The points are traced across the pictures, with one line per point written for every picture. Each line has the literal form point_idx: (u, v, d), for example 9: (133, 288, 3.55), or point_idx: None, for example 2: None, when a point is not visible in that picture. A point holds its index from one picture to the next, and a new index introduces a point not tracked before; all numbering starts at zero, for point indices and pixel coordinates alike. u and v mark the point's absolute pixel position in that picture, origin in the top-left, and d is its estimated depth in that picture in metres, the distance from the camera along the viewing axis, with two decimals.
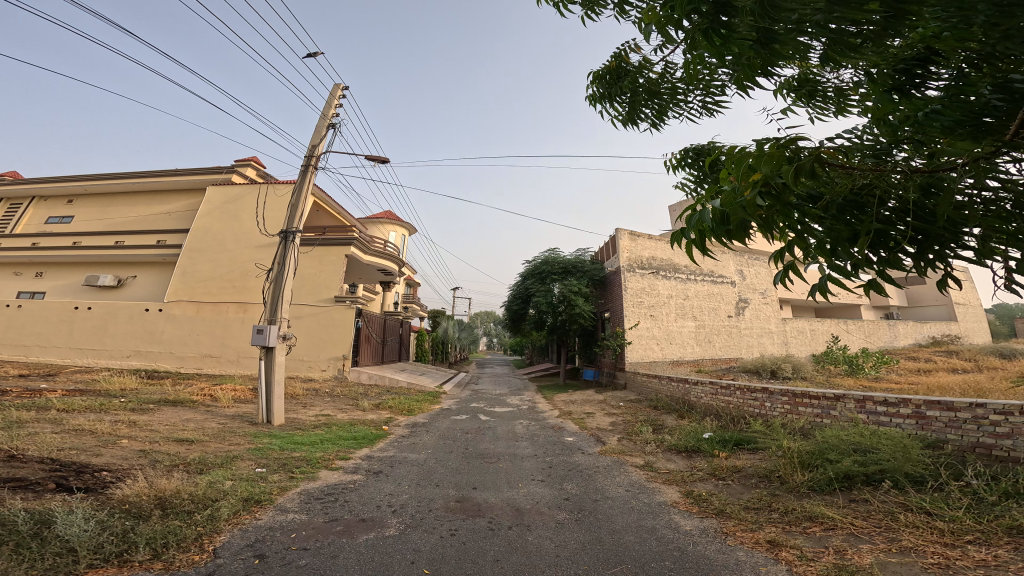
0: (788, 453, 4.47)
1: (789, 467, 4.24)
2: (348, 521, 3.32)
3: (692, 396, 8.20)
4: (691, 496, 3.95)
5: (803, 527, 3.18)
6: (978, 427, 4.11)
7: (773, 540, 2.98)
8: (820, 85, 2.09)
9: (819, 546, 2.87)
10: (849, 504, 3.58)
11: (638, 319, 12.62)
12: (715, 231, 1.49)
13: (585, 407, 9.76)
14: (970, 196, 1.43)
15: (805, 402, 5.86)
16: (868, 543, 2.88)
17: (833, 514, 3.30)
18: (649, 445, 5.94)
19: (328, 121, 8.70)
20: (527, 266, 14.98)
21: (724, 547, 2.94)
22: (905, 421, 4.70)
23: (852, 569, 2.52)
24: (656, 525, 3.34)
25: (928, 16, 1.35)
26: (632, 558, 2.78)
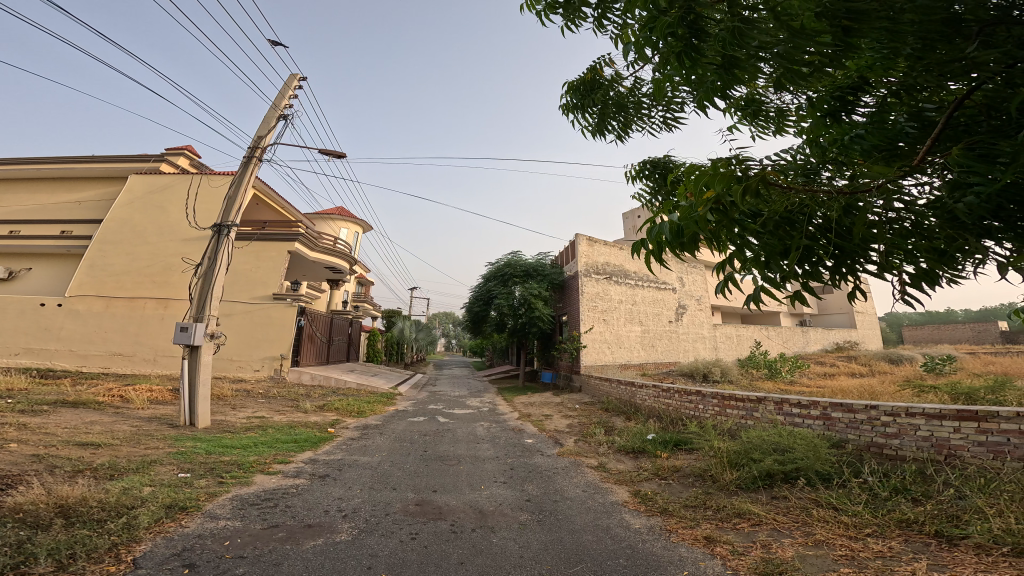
0: (720, 453, 4.73)
1: (720, 467, 4.50)
2: (293, 527, 3.19)
3: (638, 398, 8.50)
4: (639, 495, 4.09)
5: (733, 523, 3.39)
6: (872, 428, 4.54)
7: (709, 535, 3.15)
8: (764, 105, 2.23)
9: (748, 541, 3.06)
10: (770, 500, 3.84)
11: (593, 323, 12.91)
12: (671, 244, 1.56)
13: (539, 410, 9.81)
14: (879, 218, 1.57)
15: (732, 404, 6.21)
16: (788, 537, 3.12)
17: (758, 511, 3.53)
18: (600, 446, 6.10)
19: (279, 112, 8.31)
20: (490, 268, 14.94)
21: (669, 544, 3.07)
22: (815, 422, 5.09)
23: (778, 562, 2.71)
24: (611, 524, 3.43)
25: (870, 53, 1.51)
26: (591, 556, 2.85)
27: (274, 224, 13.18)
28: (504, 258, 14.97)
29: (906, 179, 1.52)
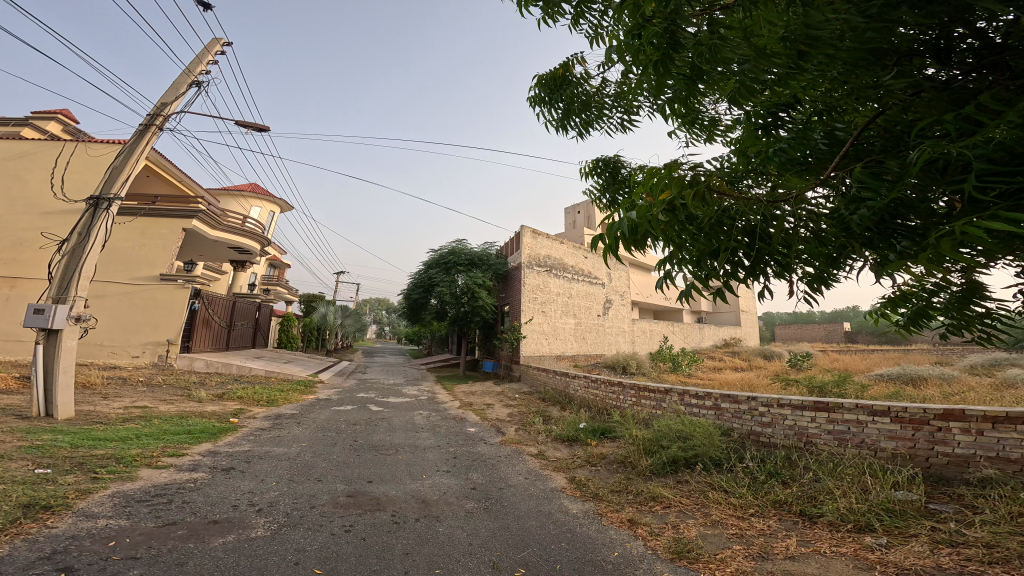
0: (637, 442, 4.99)
1: (637, 454, 4.76)
2: (196, 524, 2.94)
3: (571, 388, 8.75)
4: (575, 481, 4.23)
5: (649, 506, 3.60)
6: (750, 418, 5.05)
7: (633, 518, 3.34)
8: (702, 114, 2.36)
9: (662, 522, 3.28)
10: (677, 484, 4.13)
11: (533, 314, 13.06)
12: (627, 240, 1.61)
13: (478, 399, 9.76)
14: (792, 226, 1.66)
15: (647, 395, 6.57)
16: (692, 518, 3.37)
17: (670, 495, 3.77)
18: (538, 435, 6.19)
19: (193, 78, 7.56)
20: (432, 255, 14.55)
21: (601, 527, 3.21)
22: (708, 412, 5.54)
23: (687, 541, 2.93)
24: (551, 510, 3.52)
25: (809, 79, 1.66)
26: (537, 541, 2.93)
27: (166, 198, 11.78)
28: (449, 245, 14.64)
29: (810, 191, 1.61)
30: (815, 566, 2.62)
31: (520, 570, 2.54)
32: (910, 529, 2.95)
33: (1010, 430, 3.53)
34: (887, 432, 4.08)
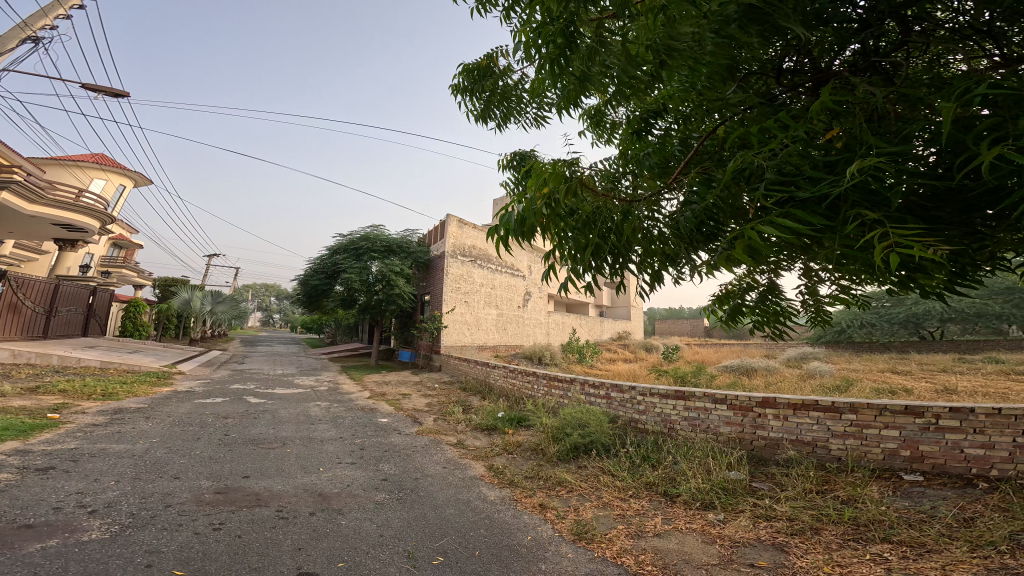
0: (547, 429, 5.16)
1: (547, 441, 4.91)
2: (1, 530, 2.55)
3: (492, 378, 8.80)
4: (493, 469, 4.29)
5: (556, 490, 3.75)
6: (630, 407, 5.43)
7: (544, 503, 3.45)
8: (605, 117, 2.44)
9: (568, 505, 3.43)
10: (579, 468, 4.32)
11: (455, 304, 12.98)
12: (520, 229, 1.64)
13: (394, 389, 9.52)
14: (649, 225, 1.70)
15: (557, 383, 6.78)
16: (590, 500, 3.55)
17: (574, 479, 3.94)
18: (460, 425, 6.18)
19: (30, 33, 6.60)
20: (340, 240, 13.81)
21: (517, 512, 3.29)
22: (601, 400, 5.84)
23: (594, 526, 3.05)
24: (470, 498, 3.55)
25: (680, 88, 1.86)
26: (456, 529, 2.94)
27: None
28: (362, 231, 13.96)
29: (660, 195, 1.68)
30: (674, 541, 2.89)
31: (438, 559, 2.54)
32: (739, 505, 3.32)
33: (805, 416, 4.16)
34: (725, 419, 4.59)
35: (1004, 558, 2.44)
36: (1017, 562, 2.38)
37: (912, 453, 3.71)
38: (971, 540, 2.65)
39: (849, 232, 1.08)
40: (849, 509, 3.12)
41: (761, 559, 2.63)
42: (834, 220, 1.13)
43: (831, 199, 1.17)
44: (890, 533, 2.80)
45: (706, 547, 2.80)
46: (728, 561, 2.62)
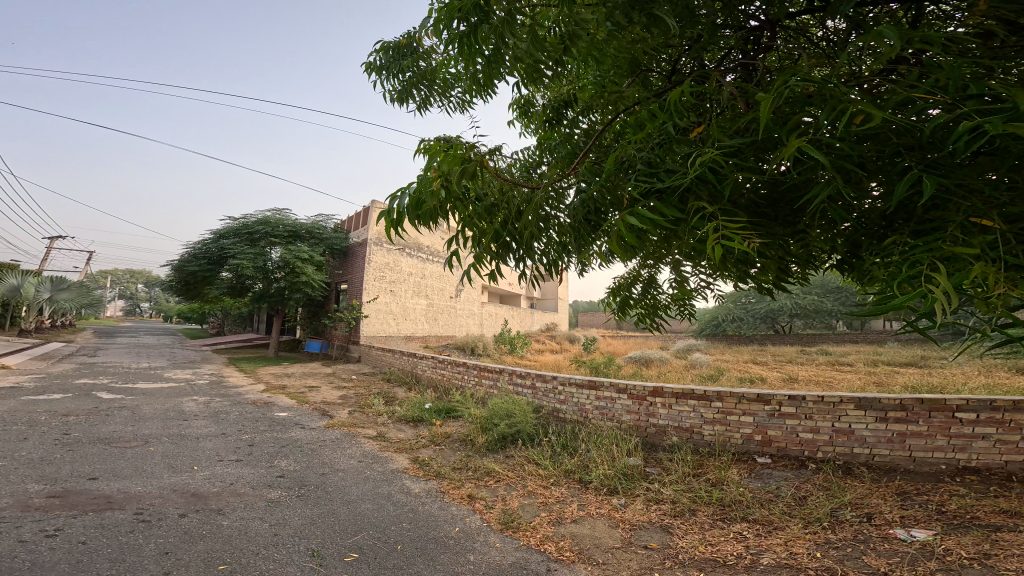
0: (476, 420, 5.17)
1: (476, 431, 4.94)
2: None
3: (419, 369, 8.70)
4: (418, 461, 4.24)
5: (483, 481, 3.77)
6: (550, 397, 5.61)
7: (473, 493, 3.46)
8: (530, 107, 2.43)
9: (496, 495, 3.47)
10: (508, 458, 4.37)
11: (378, 293, 12.66)
12: (420, 209, 1.49)
13: (300, 381, 9.17)
14: (551, 215, 1.65)
15: (487, 373, 6.78)
16: (517, 489, 3.62)
17: (501, 469, 4.00)
18: (381, 417, 6.05)
19: None
20: (226, 224, 12.73)
21: (444, 504, 3.29)
22: (527, 389, 5.95)
23: (522, 517, 3.07)
24: (390, 491, 3.50)
25: (592, 83, 2.02)
26: (373, 524, 2.90)
27: None
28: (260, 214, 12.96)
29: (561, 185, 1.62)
30: (588, 526, 3.01)
31: (351, 556, 2.49)
32: (636, 489, 3.52)
33: (685, 404, 4.52)
34: (625, 408, 4.87)
35: (827, 533, 2.82)
36: (836, 537, 2.77)
37: (761, 437, 4.23)
38: (804, 517, 3.01)
39: (694, 223, 1.11)
40: (716, 491, 3.41)
41: (653, 541, 2.81)
42: (685, 213, 1.17)
43: (682, 192, 1.21)
44: (747, 512, 3.10)
45: (612, 531, 2.95)
46: (627, 544, 2.77)
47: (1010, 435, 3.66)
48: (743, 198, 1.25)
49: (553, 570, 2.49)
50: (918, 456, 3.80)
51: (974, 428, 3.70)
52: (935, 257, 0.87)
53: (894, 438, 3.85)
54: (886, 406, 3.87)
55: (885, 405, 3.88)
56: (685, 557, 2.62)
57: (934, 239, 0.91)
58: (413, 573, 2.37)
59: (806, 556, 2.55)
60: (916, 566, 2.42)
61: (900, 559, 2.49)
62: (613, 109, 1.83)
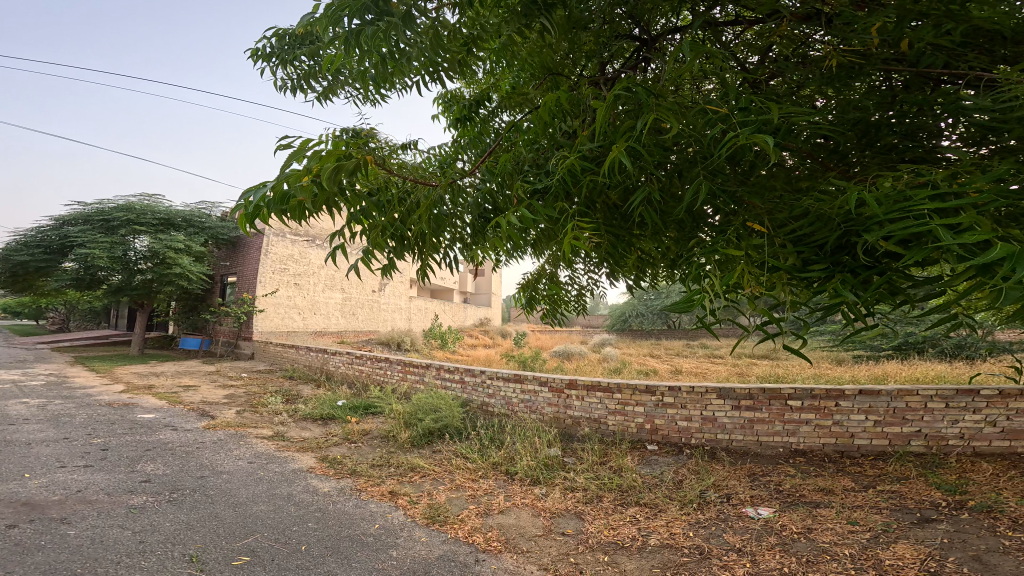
0: (400, 416, 5.09)
1: (399, 427, 4.85)
2: None
3: (331, 365, 8.41)
4: (327, 460, 4.10)
5: (410, 477, 3.73)
6: (477, 392, 5.65)
7: (395, 490, 3.41)
8: (457, 96, 2.42)
9: (421, 491, 3.44)
10: (434, 453, 4.32)
11: (278, 286, 12.10)
12: (294, 202, 1.33)
13: (171, 381, 8.42)
14: (452, 212, 1.66)
15: (412, 369, 6.69)
16: (444, 484, 3.60)
17: (427, 464, 3.96)
18: (281, 416, 5.77)
19: None
20: (71, 210, 11.40)
21: (361, 502, 3.22)
22: (457, 384, 5.92)
23: (448, 513, 3.04)
24: (293, 492, 3.37)
25: (511, 83, 2.12)
26: (268, 526, 2.78)
27: None
28: (118, 200, 11.67)
29: (462, 179, 1.64)
30: (519, 516, 3.07)
31: (240, 559, 2.38)
32: (555, 478, 3.63)
33: (594, 396, 4.74)
34: (547, 400, 5.01)
35: (698, 513, 3.08)
36: (704, 516, 3.03)
37: (649, 425, 4.51)
38: (680, 499, 3.25)
39: (562, 221, 1.28)
40: (617, 477, 3.60)
41: (570, 527, 2.92)
42: (557, 215, 1.31)
43: (557, 191, 1.37)
44: (639, 497, 3.29)
45: (535, 520, 3.02)
46: (548, 532, 2.86)
47: (825, 420, 4.13)
48: (608, 201, 1.38)
49: (480, 560, 2.51)
50: (763, 440, 4.23)
51: (800, 414, 4.16)
52: (718, 260, 1.03)
53: (745, 424, 4.26)
54: (739, 395, 4.27)
55: (738, 394, 4.27)
56: (594, 541, 2.74)
57: (719, 241, 1.07)
58: (325, 571, 2.32)
59: (682, 535, 2.79)
60: (761, 541, 2.72)
61: (749, 535, 2.78)
62: (527, 110, 1.87)
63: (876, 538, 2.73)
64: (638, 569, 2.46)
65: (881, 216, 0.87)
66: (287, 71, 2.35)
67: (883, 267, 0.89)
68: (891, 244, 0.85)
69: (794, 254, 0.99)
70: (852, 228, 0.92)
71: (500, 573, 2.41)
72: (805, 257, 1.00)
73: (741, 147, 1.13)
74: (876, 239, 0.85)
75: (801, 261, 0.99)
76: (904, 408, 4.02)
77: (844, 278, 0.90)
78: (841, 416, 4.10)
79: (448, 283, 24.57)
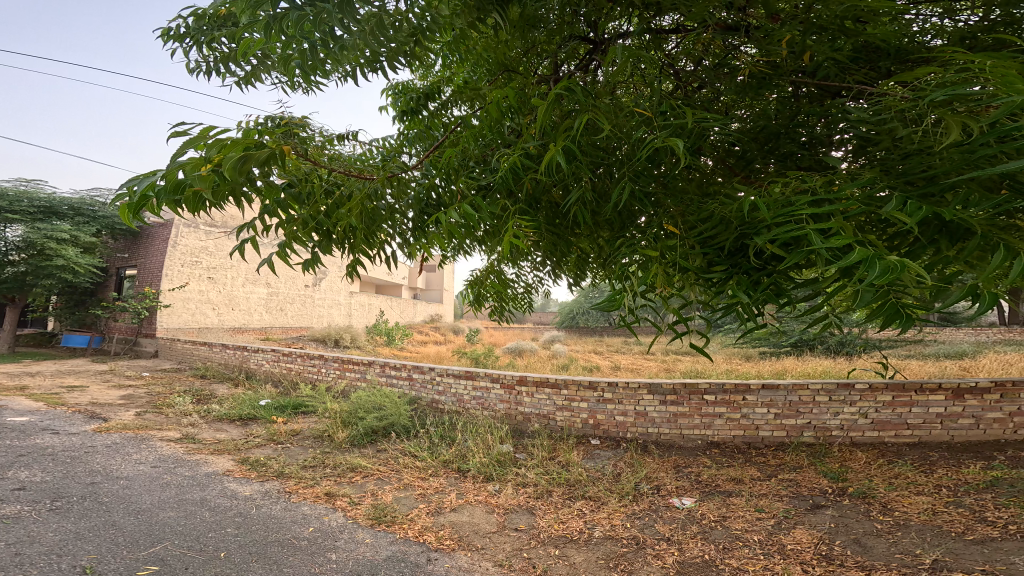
0: (335, 415, 4.97)
1: (336, 427, 4.73)
2: None
3: (252, 363, 8.07)
4: (248, 462, 3.94)
5: (348, 477, 3.65)
6: (426, 389, 5.60)
7: (330, 491, 3.33)
8: (407, 86, 2.38)
9: (361, 491, 3.37)
10: (376, 453, 4.25)
11: (188, 279, 11.45)
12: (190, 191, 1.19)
13: (49, 381, 7.65)
14: (393, 206, 1.66)
15: (350, 366, 6.57)
16: (389, 483, 3.55)
17: (368, 463, 3.89)
18: (190, 418, 5.45)
19: None
20: None
21: (290, 504, 3.12)
22: (404, 381, 5.85)
23: (388, 512, 2.99)
24: (206, 497, 3.22)
25: (463, 78, 2.12)
26: (177, 532, 2.65)
27: None
28: None
29: (404, 171, 1.62)
30: (471, 513, 3.07)
31: (146, 568, 2.27)
32: (510, 475, 3.65)
33: (544, 391, 4.79)
34: (499, 396, 5.03)
35: (633, 504, 3.19)
36: (638, 507, 3.14)
37: (592, 420, 4.62)
38: (619, 491, 3.35)
39: (503, 219, 1.30)
40: (565, 472, 3.66)
41: (522, 523, 2.94)
42: (497, 211, 1.34)
43: (498, 187, 1.38)
44: (585, 490, 3.36)
45: (488, 516, 3.03)
46: (502, 528, 2.87)
47: (735, 413, 4.37)
48: (546, 199, 1.41)
49: (432, 559, 2.49)
50: (685, 432, 4.43)
51: (714, 408, 4.38)
52: (639, 260, 1.08)
53: (671, 418, 4.45)
54: (666, 390, 4.45)
55: (665, 389, 4.46)
56: (546, 536, 2.77)
57: (639, 242, 1.12)
58: None
59: (622, 526, 2.87)
60: (686, 529, 2.85)
61: (677, 524, 2.90)
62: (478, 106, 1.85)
63: (779, 524, 2.91)
64: (586, 562, 2.51)
65: (768, 220, 0.94)
66: (207, 53, 2.21)
67: (770, 270, 0.97)
68: (776, 247, 0.92)
69: (700, 255, 1.05)
70: (746, 231, 0.99)
71: (453, 571, 2.40)
72: (709, 258, 1.07)
73: (664, 151, 1.18)
74: (763, 242, 0.91)
75: (705, 262, 1.06)
76: (798, 401, 4.33)
77: (740, 279, 0.98)
78: (749, 410, 4.35)
79: (393, 279, 24.11)
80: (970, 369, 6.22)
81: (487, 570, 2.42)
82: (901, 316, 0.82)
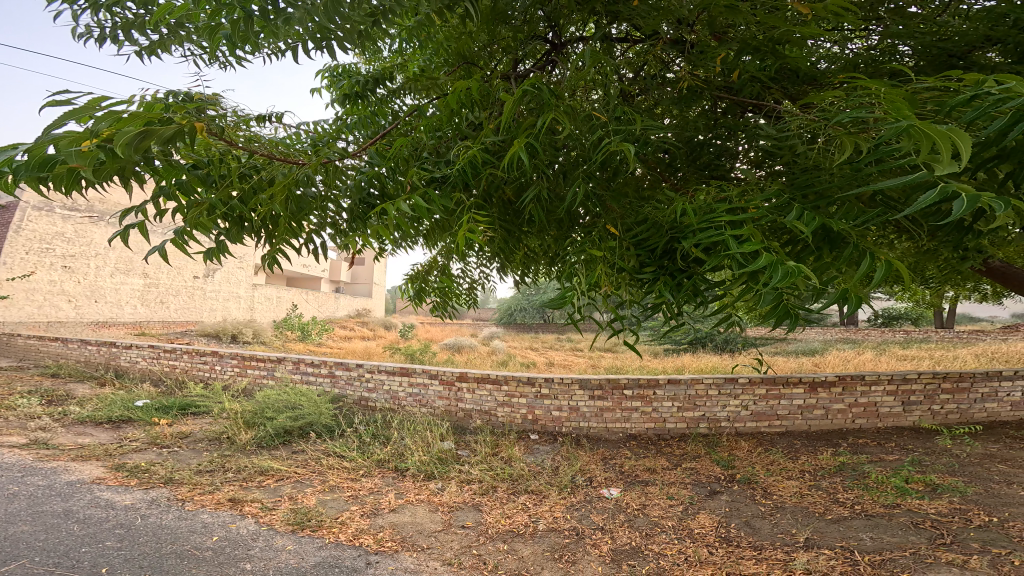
0: (237, 416, 4.73)
1: (236, 428, 4.50)
2: None
3: (122, 360, 7.44)
4: (125, 468, 3.64)
5: (258, 481, 3.51)
6: (355, 387, 5.44)
7: (235, 497, 3.17)
8: (349, 70, 2.30)
9: (276, 496, 3.25)
10: (290, 455, 4.10)
11: (34, 267, 10.36)
12: (60, 166, 1.07)
13: None
14: (325, 198, 1.60)
15: (251, 364, 6.27)
16: (311, 486, 3.44)
17: (284, 466, 3.75)
18: (39, 421, 4.88)
19: None
20: None
21: (186, 513, 2.95)
22: (324, 379, 5.65)
23: (311, 514, 2.91)
24: (71, 508, 2.96)
25: (418, 67, 2.10)
26: (40, 550, 2.44)
27: None
28: None
29: (344, 160, 1.57)
30: (413, 512, 3.03)
31: None
32: (451, 472, 3.64)
33: (485, 387, 4.81)
34: (437, 393, 5.00)
35: (569, 495, 3.28)
36: (576, 498, 3.23)
37: (531, 416, 4.70)
38: (558, 484, 3.42)
39: (456, 213, 1.29)
40: (507, 467, 3.69)
41: (469, 520, 2.94)
42: (449, 204, 1.32)
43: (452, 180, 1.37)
44: (525, 484, 3.41)
45: (432, 515, 3.01)
46: (448, 526, 2.86)
47: (648, 406, 4.59)
48: (496, 195, 1.42)
49: (373, 562, 2.45)
50: (607, 424, 4.60)
51: (632, 401, 4.58)
52: (583, 258, 1.11)
53: (593, 412, 4.61)
54: (593, 385, 4.59)
55: (593, 384, 4.60)
56: (494, 531, 2.79)
57: (585, 242, 1.15)
58: None
59: (563, 518, 2.94)
60: (616, 516, 2.97)
61: (608, 513, 3.01)
62: (433, 97, 1.83)
63: (686, 509, 3.08)
64: (533, 555, 2.55)
65: (694, 225, 0.99)
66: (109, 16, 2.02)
67: (689, 272, 1.04)
68: (698, 252, 0.99)
69: (634, 256, 1.10)
70: (675, 235, 1.05)
71: (398, 572, 2.38)
72: (640, 259, 1.13)
73: (612, 155, 1.22)
74: (688, 245, 0.97)
75: (637, 262, 1.12)
76: (694, 394, 4.58)
77: (667, 281, 1.04)
78: (657, 402, 4.58)
79: (312, 273, 23.10)
80: (821, 363, 6.85)
81: (436, 570, 2.40)
82: (789, 316, 0.91)
